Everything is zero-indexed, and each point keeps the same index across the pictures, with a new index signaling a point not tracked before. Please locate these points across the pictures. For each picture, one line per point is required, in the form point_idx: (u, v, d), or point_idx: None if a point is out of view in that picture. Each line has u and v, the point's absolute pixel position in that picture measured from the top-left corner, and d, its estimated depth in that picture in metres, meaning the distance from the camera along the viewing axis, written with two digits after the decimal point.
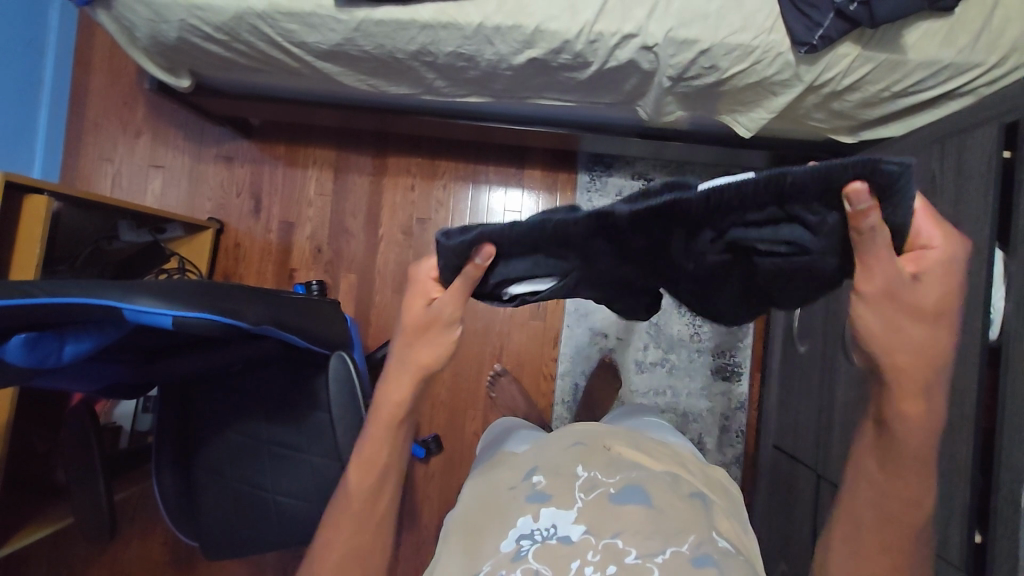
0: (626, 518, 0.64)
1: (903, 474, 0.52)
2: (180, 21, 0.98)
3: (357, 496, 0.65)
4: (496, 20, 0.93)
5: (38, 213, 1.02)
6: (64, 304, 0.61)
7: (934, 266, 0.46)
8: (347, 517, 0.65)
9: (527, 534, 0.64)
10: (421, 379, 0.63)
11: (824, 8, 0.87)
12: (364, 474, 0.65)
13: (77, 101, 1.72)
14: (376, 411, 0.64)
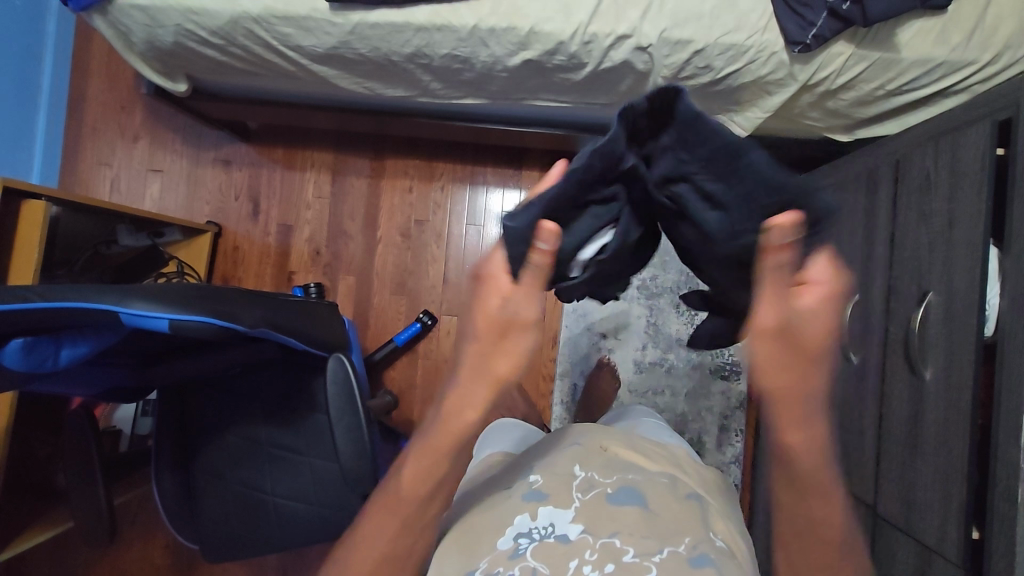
0: (623, 519, 0.65)
1: (801, 493, 0.61)
2: (176, 26, 0.98)
3: (408, 502, 0.64)
4: (491, 22, 0.93)
5: (36, 218, 1.02)
6: (61, 308, 0.61)
7: (819, 303, 0.51)
8: (393, 521, 0.65)
9: (524, 532, 0.64)
10: (494, 388, 0.59)
11: (818, 6, 0.88)
12: (420, 480, 0.64)
13: (75, 106, 1.72)
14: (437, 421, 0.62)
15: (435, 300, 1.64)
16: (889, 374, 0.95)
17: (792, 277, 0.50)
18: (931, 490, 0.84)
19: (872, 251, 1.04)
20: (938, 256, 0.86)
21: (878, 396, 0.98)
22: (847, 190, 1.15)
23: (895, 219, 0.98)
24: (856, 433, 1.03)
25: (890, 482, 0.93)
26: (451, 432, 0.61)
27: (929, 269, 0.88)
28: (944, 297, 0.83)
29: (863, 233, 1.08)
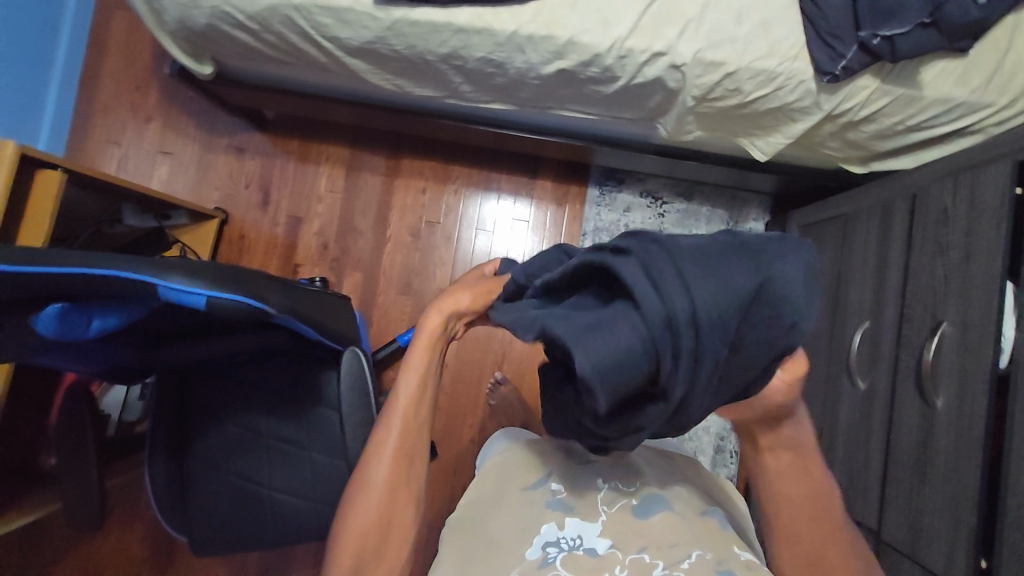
0: (650, 533, 0.68)
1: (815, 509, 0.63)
2: (213, 8, 0.98)
3: (400, 397, 0.67)
4: (530, 28, 0.94)
5: (50, 190, 1.00)
6: (99, 277, 0.59)
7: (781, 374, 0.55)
8: (392, 422, 0.67)
9: (553, 541, 0.67)
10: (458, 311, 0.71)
11: (849, 39, 0.89)
12: (408, 383, 0.68)
13: (87, 80, 1.70)
14: (410, 359, 0.69)
15: None
16: (899, 400, 0.97)
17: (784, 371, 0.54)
18: (939, 516, 0.85)
19: (883, 281, 1.07)
20: (953, 289, 0.89)
21: (885, 423, 1.00)
22: (859, 223, 1.18)
23: (910, 251, 1.00)
24: (861, 460, 1.04)
25: (896, 508, 0.95)
26: (433, 340, 0.70)
27: (943, 300, 0.90)
28: (959, 327, 0.86)
29: (875, 263, 1.10)
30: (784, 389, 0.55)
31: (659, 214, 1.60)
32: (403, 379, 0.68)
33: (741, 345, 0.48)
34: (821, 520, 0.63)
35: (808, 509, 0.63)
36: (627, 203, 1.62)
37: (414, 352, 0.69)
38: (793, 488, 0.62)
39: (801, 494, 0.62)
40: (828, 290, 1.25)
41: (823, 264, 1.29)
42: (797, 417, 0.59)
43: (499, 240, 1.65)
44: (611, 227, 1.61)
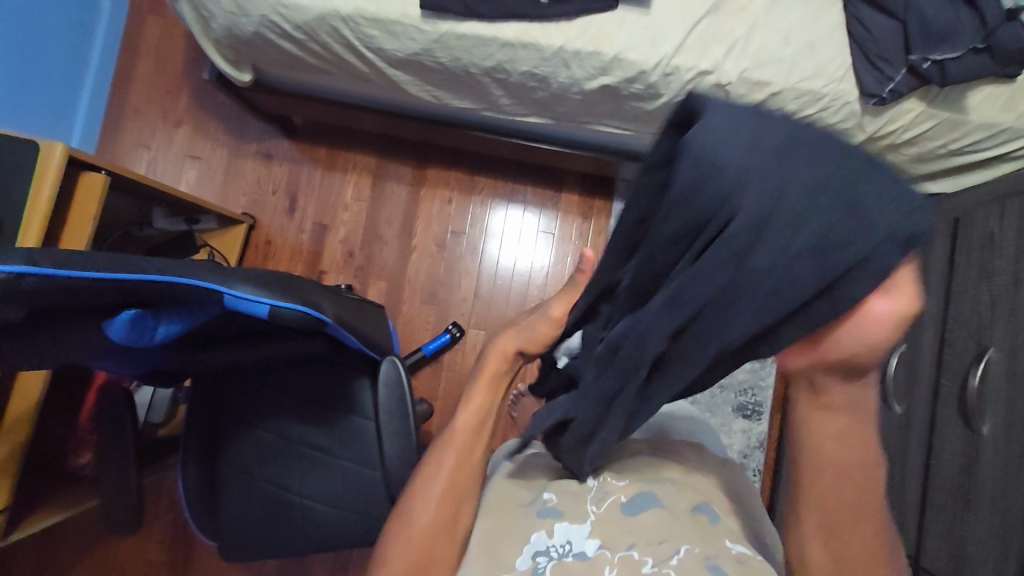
0: (641, 529, 0.63)
1: (854, 482, 0.56)
2: (261, 16, 0.99)
3: (459, 434, 0.70)
4: (577, 45, 0.94)
5: (93, 193, 1.00)
6: (172, 283, 0.59)
7: (892, 304, 0.46)
8: (450, 457, 0.70)
9: (542, 550, 0.62)
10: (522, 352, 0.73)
11: (897, 63, 0.89)
12: (469, 422, 0.71)
13: (119, 83, 1.72)
14: (471, 397, 0.72)
15: (464, 313, 1.64)
16: (940, 425, 0.95)
17: (883, 300, 0.46)
18: (986, 547, 0.83)
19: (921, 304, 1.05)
20: (1000, 315, 0.88)
21: (924, 447, 0.98)
22: None
23: (953, 275, 1.00)
24: (898, 484, 1.03)
25: (936, 535, 0.93)
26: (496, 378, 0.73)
27: (989, 325, 0.89)
28: (1007, 353, 0.85)
29: None
30: (896, 322, 0.47)
31: None
32: (461, 415, 0.72)
33: (859, 205, 0.45)
34: (862, 493, 0.56)
35: (846, 484, 0.56)
36: None
37: (477, 390, 0.72)
38: (835, 453, 0.55)
39: (843, 465, 0.55)
40: None
41: None
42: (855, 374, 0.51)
43: (522, 252, 1.65)
44: None
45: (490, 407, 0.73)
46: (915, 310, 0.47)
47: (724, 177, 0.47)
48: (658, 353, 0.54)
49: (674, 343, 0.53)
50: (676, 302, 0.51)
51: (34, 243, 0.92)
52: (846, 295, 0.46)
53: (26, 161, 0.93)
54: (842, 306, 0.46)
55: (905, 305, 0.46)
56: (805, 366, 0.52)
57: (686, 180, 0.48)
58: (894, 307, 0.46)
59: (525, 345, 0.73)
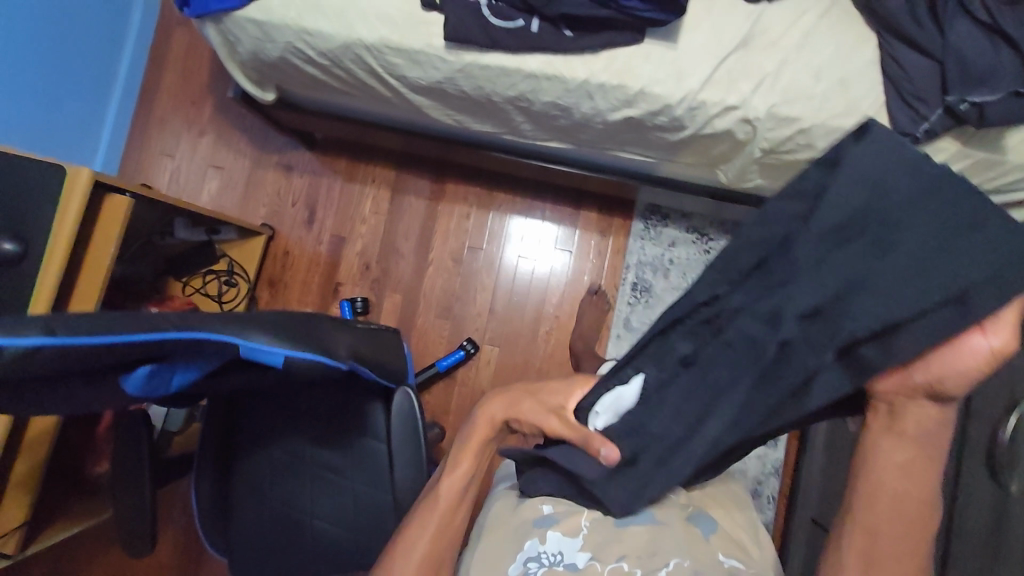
0: (629, 540, 0.67)
1: (906, 512, 0.59)
2: (287, 43, 0.99)
3: (442, 497, 0.73)
4: (602, 77, 0.93)
5: (116, 214, 1.02)
6: (193, 338, 0.60)
7: (1002, 337, 0.56)
8: (432, 520, 0.71)
9: (533, 556, 0.66)
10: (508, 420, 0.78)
11: (933, 102, 0.86)
12: (453, 484, 0.74)
13: (145, 93, 1.74)
14: (457, 462, 0.75)
15: (478, 329, 1.64)
16: (964, 473, 0.93)
17: (985, 345, 0.56)
18: None
19: None
20: None
21: (948, 494, 0.96)
22: None
23: None
24: None
25: None
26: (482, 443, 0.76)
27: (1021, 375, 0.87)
28: None
29: None
30: (991, 357, 0.56)
31: (704, 251, 1.57)
32: (446, 479, 0.74)
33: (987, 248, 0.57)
34: (912, 522, 0.59)
35: (900, 511, 0.59)
36: (672, 239, 1.61)
37: (461, 454, 0.76)
38: (895, 480, 0.60)
39: (897, 494, 0.59)
40: None
41: None
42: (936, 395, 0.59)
43: (539, 268, 1.64)
44: (654, 261, 1.59)
45: (475, 471, 0.75)
46: (1011, 350, 0.56)
47: (874, 185, 0.61)
48: (785, 339, 0.62)
49: (804, 327, 0.62)
50: (821, 296, 0.61)
51: (60, 259, 0.93)
52: (973, 306, 0.55)
53: (53, 184, 0.94)
54: (969, 315, 0.56)
55: (1003, 342, 0.56)
56: (895, 386, 0.60)
57: (837, 203, 0.61)
58: (997, 342, 0.56)
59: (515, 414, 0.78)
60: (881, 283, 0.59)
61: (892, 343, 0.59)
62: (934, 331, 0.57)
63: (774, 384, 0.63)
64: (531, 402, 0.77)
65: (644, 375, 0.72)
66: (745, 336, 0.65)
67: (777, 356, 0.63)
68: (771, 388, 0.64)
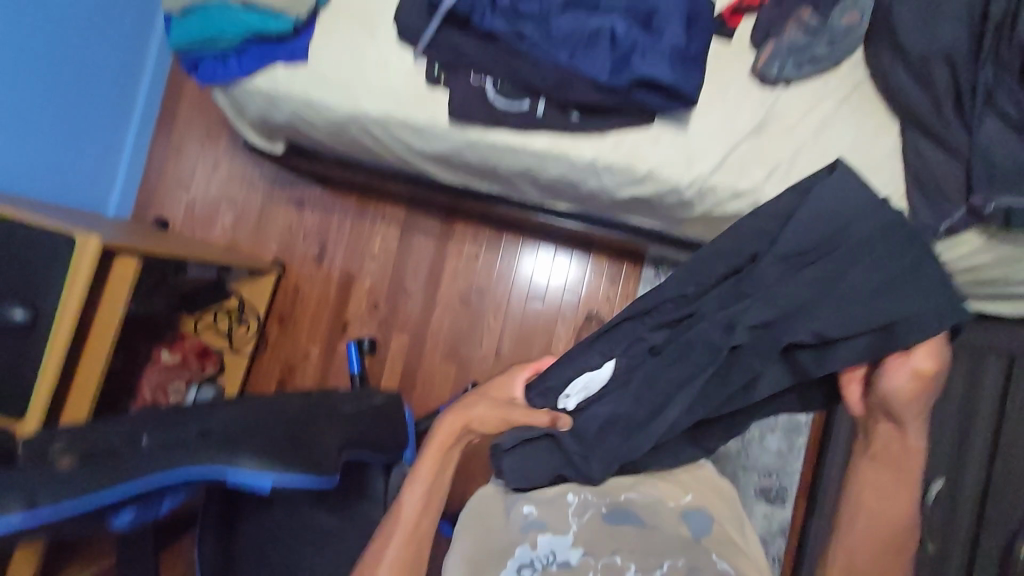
0: (623, 541, 0.64)
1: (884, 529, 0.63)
2: (292, 111, 0.98)
3: (407, 510, 0.70)
4: (609, 158, 0.89)
5: (127, 275, 1.02)
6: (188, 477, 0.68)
7: (922, 357, 0.64)
8: (399, 535, 0.70)
9: (526, 562, 0.62)
10: (467, 428, 0.73)
11: (957, 199, 0.81)
12: (416, 498, 0.71)
13: (161, 126, 1.76)
14: (418, 473, 0.72)
15: (484, 372, 1.63)
16: None
17: (912, 370, 0.64)
18: None
19: (966, 439, 0.97)
20: None
21: None
22: None
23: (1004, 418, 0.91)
24: None
25: None
26: (441, 452, 0.72)
27: None
28: None
29: (959, 415, 1.00)
30: (921, 378, 0.64)
31: None
32: (409, 491, 0.72)
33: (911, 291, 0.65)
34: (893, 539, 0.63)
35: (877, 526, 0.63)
36: None
37: (420, 469, 0.72)
38: (874, 500, 0.64)
39: (872, 510, 0.64)
40: None
41: None
42: (902, 418, 0.64)
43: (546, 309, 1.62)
44: None
45: (437, 483, 0.72)
46: (934, 372, 0.64)
47: (835, 223, 0.66)
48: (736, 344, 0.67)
49: (753, 336, 0.67)
50: (770, 311, 0.66)
51: (71, 317, 0.95)
52: (901, 332, 0.64)
53: (64, 252, 0.95)
54: (892, 345, 0.64)
55: (923, 366, 0.64)
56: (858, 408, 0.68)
57: (807, 231, 0.66)
58: (922, 370, 0.64)
59: (473, 419, 0.72)
60: (822, 301, 0.66)
61: (826, 355, 0.67)
62: (865, 352, 0.66)
63: (722, 383, 0.68)
64: (487, 406, 0.73)
65: (613, 360, 0.74)
66: (702, 337, 0.68)
67: (726, 359, 0.68)
68: (723, 383, 0.68)
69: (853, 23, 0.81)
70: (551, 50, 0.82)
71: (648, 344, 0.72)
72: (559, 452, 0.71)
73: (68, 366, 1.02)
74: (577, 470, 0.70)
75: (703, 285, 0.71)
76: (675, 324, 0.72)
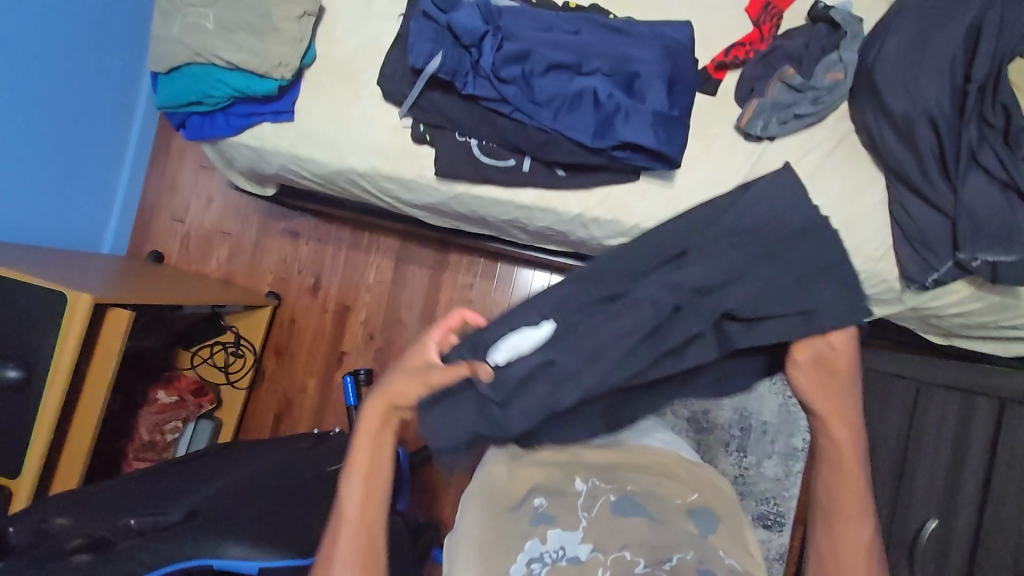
0: (629, 533, 0.65)
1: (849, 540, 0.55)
2: (280, 164, 0.98)
3: (350, 514, 0.59)
4: (596, 213, 0.89)
5: (118, 327, 1.03)
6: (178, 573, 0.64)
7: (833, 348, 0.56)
8: (352, 545, 0.58)
9: (536, 556, 0.63)
10: (393, 406, 0.58)
11: (944, 254, 0.81)
12: (358, 499, 0.59)
13: (156, 160, 1.76)
14: (351, 469, 0.60)
15: None
16: None
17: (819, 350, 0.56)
18: None
19: (958, 484, 0.97)
20: None
21: None
22: (934, 400, 1.08)
23: (993, 464, 0.91)
24: None
25: None
26: (370, 439, 0.59)
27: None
28: None
29: (950, 458, 1.00)
30: (826, 362, 0.56)
31: None
32: (346, 490, 0.60)
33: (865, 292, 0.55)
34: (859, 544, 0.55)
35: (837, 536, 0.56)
36: None
37: (354, 464, 0.60)
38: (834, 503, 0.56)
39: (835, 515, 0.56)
40: (891, 456, 1.13)
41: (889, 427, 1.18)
42: (825, 420, 0.56)
43: None
44: None
45: (376, 477, 0.60)
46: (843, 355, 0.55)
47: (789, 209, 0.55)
48: (674, 306, 0.54)
49: (696, 300, 0.54)
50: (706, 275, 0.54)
51: (63, 375, 0.95)
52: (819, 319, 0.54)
53: (55, 309, 0.95)
54: (813, 327, 0.54)
55: (836, 345, 0.55)
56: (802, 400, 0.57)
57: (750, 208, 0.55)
58: (825, 357, 0.56)
59: (395, 398, 0.58)
60: (761, 270, 0.55)
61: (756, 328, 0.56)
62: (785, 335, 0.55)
63: (658, 347, 0.56)
64: (405, 378, 0.57)
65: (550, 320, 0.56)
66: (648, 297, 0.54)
67: (667, 321, 0.55)
68: (656, 345, 0.55)
69: (837, 80, 0.81)
70: (535, 113, 0.82)
71: (589, 295, 0.56)
72: (482, 411, 0.57)
73: (61, 423, 1.02)
74: (496, 427, 0.57)
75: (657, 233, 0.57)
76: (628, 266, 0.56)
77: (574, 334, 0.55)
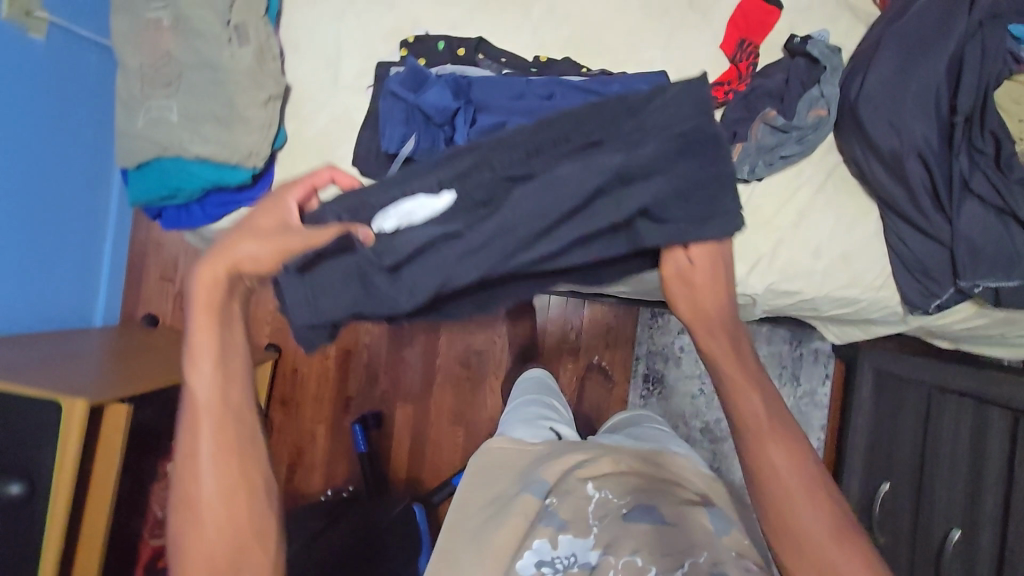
0: (638, 536, 0.65)
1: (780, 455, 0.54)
2: None
3: (205, 401, 0.49)
4: None
5: (117, 423, 1.02)
6: None
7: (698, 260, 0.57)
8: (213, 435, 0.49)
9: (547, 559, 0.65)
10: (237, 267, 0.50)
11: (944, 280, 0.79)
12: (209, 382, 0.49)
13: (139, 222, 1.74)
14: (196, 350, 0.50)
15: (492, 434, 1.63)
16: None
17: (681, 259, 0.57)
18: None
19: (977, 495, 0.96)
20: None
21: None
22: (945, 409, 1.07)
23: (1010, 477, 0.90)
24: None
25: None
26: (214, 307, 0.50)
27: None
28: None
29: (967, 468, 0.99)
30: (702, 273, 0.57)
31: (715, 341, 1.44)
32: (195, 377, 0.49)
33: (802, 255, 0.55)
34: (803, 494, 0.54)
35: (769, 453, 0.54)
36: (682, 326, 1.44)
37: (195, 342, 0.49)
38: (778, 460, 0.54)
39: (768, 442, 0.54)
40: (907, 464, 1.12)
41: (902, 431, 1.18)
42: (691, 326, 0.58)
43: None
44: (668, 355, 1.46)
45: (233, 358, 0.51)
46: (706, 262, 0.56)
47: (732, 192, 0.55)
48: (599, 188, 0.50)
49: (616, 186, 0.51)
50: (627, 157, 0.51)
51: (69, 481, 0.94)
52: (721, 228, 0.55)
53: (50, 417, 0.95)
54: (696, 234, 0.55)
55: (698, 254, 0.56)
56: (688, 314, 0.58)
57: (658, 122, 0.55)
58: (686, 261, 0.57)
59: (241, 256, 0.50)
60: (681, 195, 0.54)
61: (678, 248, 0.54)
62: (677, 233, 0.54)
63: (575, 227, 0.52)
64: (255, 236, 0.50)
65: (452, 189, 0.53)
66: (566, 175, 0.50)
67: (585, 203, 0.51)
68: (567, 225, 0.51)
69: (822, 116, 0.80)
70: None
71: (502, 169, 0.52)
72: (365, 284, 0.50)
73: (72, 524, 1.02)
74: (388, 300, 0.50)
75: (574, 122, 0.54)
76: (533, 145, 0.53)
77: (474, 209, 0.52)
